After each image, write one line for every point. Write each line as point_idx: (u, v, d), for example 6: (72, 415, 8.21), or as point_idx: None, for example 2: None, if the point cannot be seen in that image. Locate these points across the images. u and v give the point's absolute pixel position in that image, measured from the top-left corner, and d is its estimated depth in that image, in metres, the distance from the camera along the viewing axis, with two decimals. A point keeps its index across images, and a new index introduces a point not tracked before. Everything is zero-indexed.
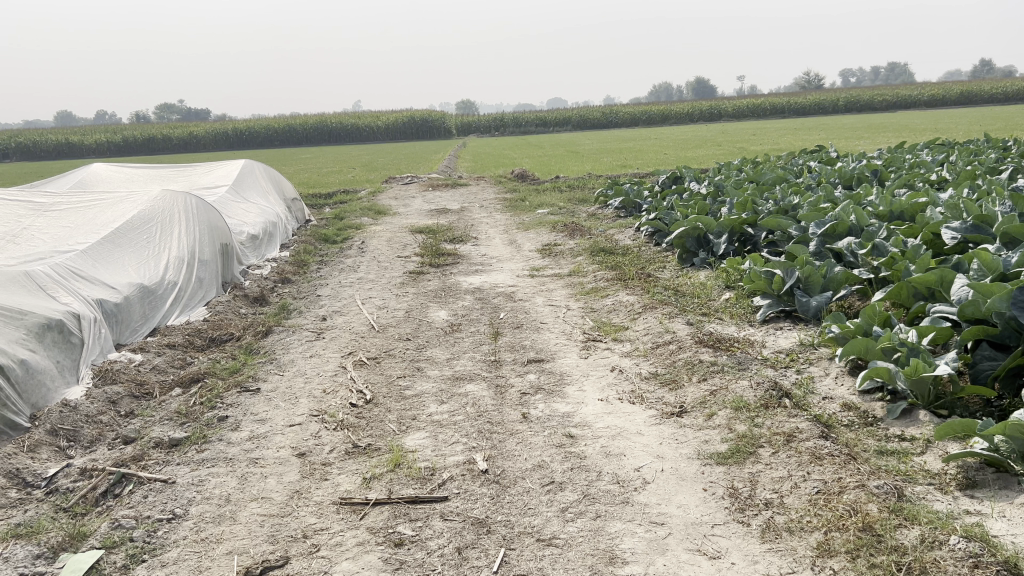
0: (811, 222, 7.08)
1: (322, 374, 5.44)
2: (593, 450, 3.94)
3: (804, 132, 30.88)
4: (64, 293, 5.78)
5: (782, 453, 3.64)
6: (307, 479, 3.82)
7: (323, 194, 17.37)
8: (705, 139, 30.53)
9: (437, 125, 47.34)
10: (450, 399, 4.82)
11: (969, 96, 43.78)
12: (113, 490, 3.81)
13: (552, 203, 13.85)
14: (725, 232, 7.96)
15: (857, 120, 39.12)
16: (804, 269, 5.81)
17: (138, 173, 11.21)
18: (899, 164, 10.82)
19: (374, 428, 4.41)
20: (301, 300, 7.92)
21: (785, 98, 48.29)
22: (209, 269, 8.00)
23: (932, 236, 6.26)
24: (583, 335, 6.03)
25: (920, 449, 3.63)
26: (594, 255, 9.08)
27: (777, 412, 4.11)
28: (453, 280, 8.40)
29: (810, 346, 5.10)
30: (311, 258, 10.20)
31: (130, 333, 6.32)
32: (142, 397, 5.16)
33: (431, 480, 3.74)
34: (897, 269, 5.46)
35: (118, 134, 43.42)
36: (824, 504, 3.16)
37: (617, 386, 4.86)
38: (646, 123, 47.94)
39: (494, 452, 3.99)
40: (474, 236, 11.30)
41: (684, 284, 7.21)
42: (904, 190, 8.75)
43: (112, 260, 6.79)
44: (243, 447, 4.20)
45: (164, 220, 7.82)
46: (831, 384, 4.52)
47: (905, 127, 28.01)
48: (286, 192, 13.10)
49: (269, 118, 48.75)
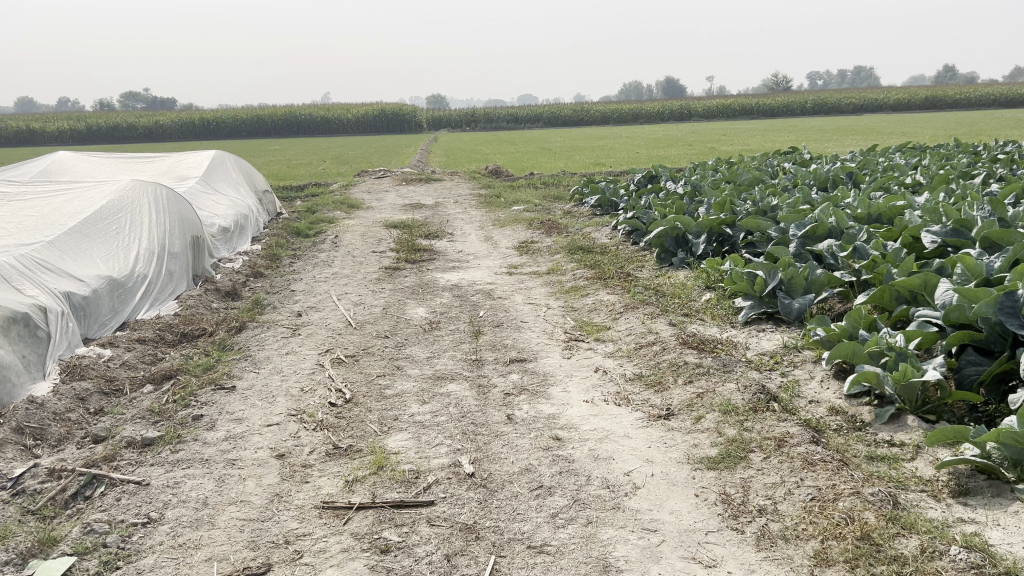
0: (791, 224, 7.06)
1: (299, 372, 5.31)
2: (581, 453, 3.86)
3: (774, 133, 31.16)
4: (29, 285, 5.59)
5: (774, 458, 3.60)
6: (288, 481, 3.70)
7: (293, 187, 17.11)
8: (674, 138, 30.66)
9: (408, 119, 46.98)
10: (431, 399, 4.72)
11: (934, 100, 44.49)
12: (84, 492, 3.66)
13: (528, 199, 13.78)
14: (703, 232, 7.93)
15: (826, 122, 39.52)
16: (787, 271, 5.78)
17: (105, 162, 10.94)
18: (873, 167, 10.88)
19: (354, 429, 4.30)
20: (275, 295, 7.76)
21: (755, 99, 48.66)
22: (179, 262, 7.80)
23: (912, 239, 6.27)
24: (565, 335, 5.96)
25: (910, 455, 3.60)
26: (572, 253, 9.02)
27: (766, 416, 4.07)
28: (430, 276, 8.29)
29: (794, 349, 5.07)
30: (284, 252, 10.03)
31: (98, 327, 6.14)
32: (111, 394, 4.99)
33: (415, 483, 3.64)
34: (879, 273, 5.46)
35: (81, 121, 42.47)
36: (819, 512, 3.13)
37: (602, 387, 4.80)
38: (617, 121, 48.07)
39: (480, 455, 3.90)
40: (449, 232, 11.19)
41: (664, 284, 7.17)
42: (881, 192, 8.80)
43: (79, 251, 6.58)
44: (220, 448, 4.07)
45: (133, 211, 7.60)
46: (817, 387, 4.49)
47: (874, 131, 28.33)
48: (257, 184, 12.87)
49: (237, 109, 48.05)
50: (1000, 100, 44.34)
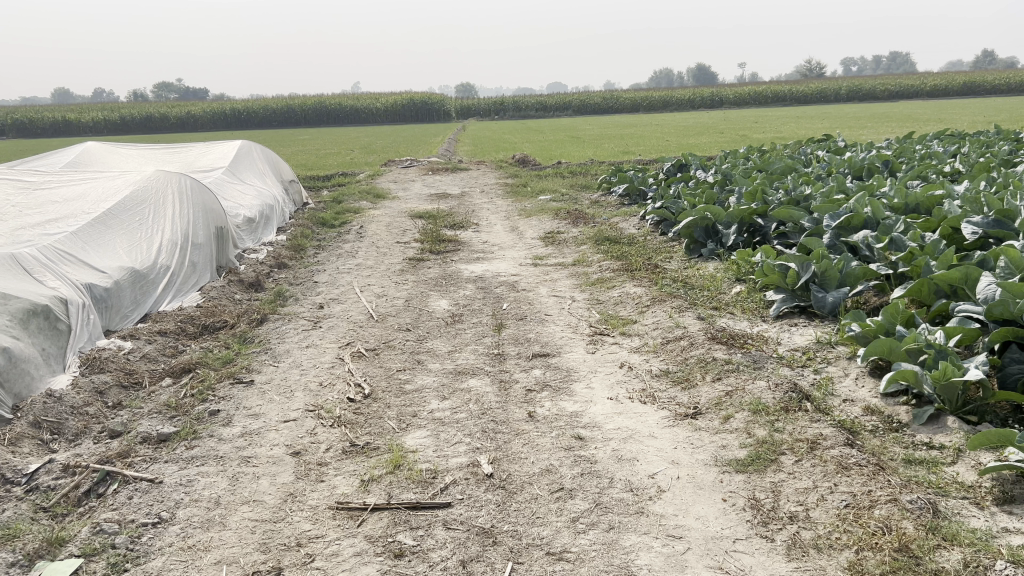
0: (825, 214, 6.85)
1: (319, 366, 5.22)
2: (604, 454, 3.73)
3: (806, 120, 30.69)
4: (51, 277, 5.56)
5: (806, 462, 3.44)
6: (302, 480, 3.62)
7: (320, 176, 17.08)
8: (705, 126, 30.25)
9: (436, 108, 46.92)
10: (451, 396, 4.61)
11: (971, 86, 43.51)
12: (97, 490, 3.60)
13: (555, 189, 13.62)
14: (734, 222, 7.74)
15: (860, 109, 38.75)
16: (821, 263, 5.59)
17: (132, 152, 10.95)
18: (910, 154, 10.58)
19: (372, 426, 4.20)
20: (298, 286, 7.70)
21: (787, 86, 47.86)
22: (203, 253, 7.76)
23: (951, 230, 6.04)
24: (590, 328, 5.81)
25: (950, 458, 3.43)
26: (598, 244, 8.86)
27: (798, 416, 3.91)
28: (454, 268, 8.18)
29: (828, 345, 4.89)
30: (308, 243, 9.98)
31: (119, 320, 6.11)
32: (130, 388, 4.95)
33: (432, 484, 3.53)
34: (918, 266, 5.24)
35: (115, 112, 42.89)
36: (853, 520, 2.97)
37: (626, 384, 4.66)
38: (646, 108, 47.56)
39: (500, 454, 3.78)
40: (475, 222, 11.07)
41: (692, 276, 6.99)
42: (918, 181, 8.53)
43: (102, 242, 6.55)
44: (235, 445, 3.99)
45: (157, 202, 7.57)
46: (851, 385, 4.31)
47: (910, 117, 27.68)
48: (283, 174, 12.83)
49: (267, 99, 48.26)
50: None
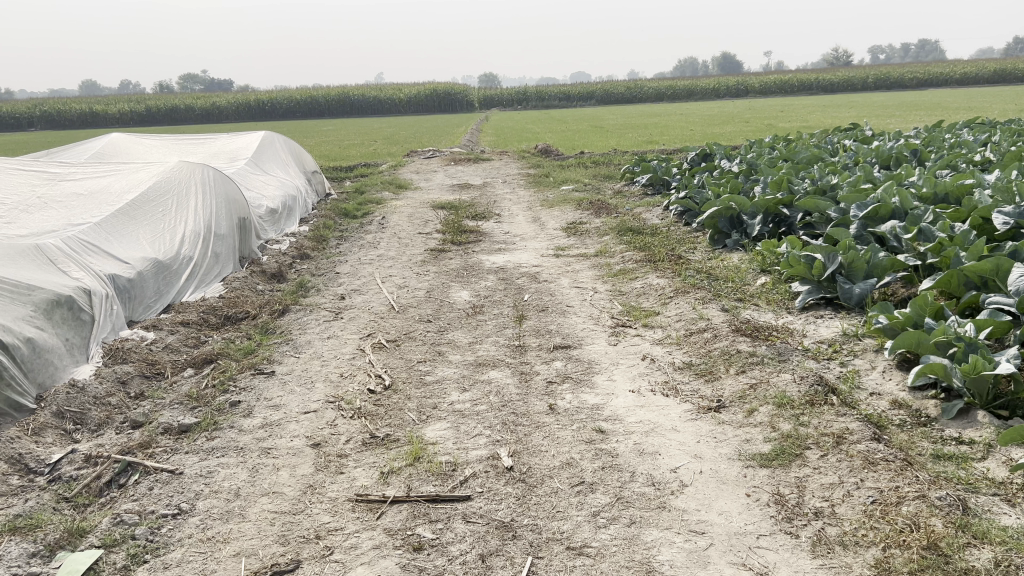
0: (852, 204, 6.74)
1: (340, 357, 5.22)
2: (625, 447, 3.69)
3: (832, 109, 30.28)
4: (75, 268, 5.59)
5: (832, 457, 3.38)
6: (322, 472, 3.61)
7: (342, 167, 17.10)
8: (729, 115, 29.97)
9: (458, 98, 46.85)
10: (472, 387, 4.58)
11: (1001, 74, 42.74)
12: (118, 480, 3.62)
13: (577, 179, 13.55)
14: (759, 213, 7.65)
15: (887, 97, 38.14)
16: (847, 254, 5.49)
17: (157, 144, 11.02)
18: (939, 143, 10.38)
19: (392, 417, 4.19)
20: (320, 277, 7.70)
21: (813, 74, 47.27)
22: (226, 244, 7.79)
23: (981, 220, 5.91)
24: (612, 320, 5.76)
25: (980, 454, 3.34)
26: (621, 235, 8.79)
27: (824, 410, 3.84)
28: (476, 259, 8.14)
29: (854, 337, 4.81)
30: (330, 233, 9.99)
31: (143, 310, 6.14)
32: (153, 378, 4.97)
33: (452, 477, 3.50)
34: (947, 256, 5.14)
35: (141, 104, 43.23)
36: (880, 516, 2.91)
37: (648, 376, 4.61)
38: (669, 98, 47.18)
39: (520, 447, 3.75)
40: (497, 213, 11.03)
41: (716, 267, 6.90)
42: (948, 170, 8.37)
43: (126, 233, 6.59)
44: (255, 436, 3.99)
45: (180, 193, 7.61)
46: (878, 379, 4.23)
47: (939, 105, 27.21)
48: (306, 164, 12.86)
49: (291, 90, 48.43)
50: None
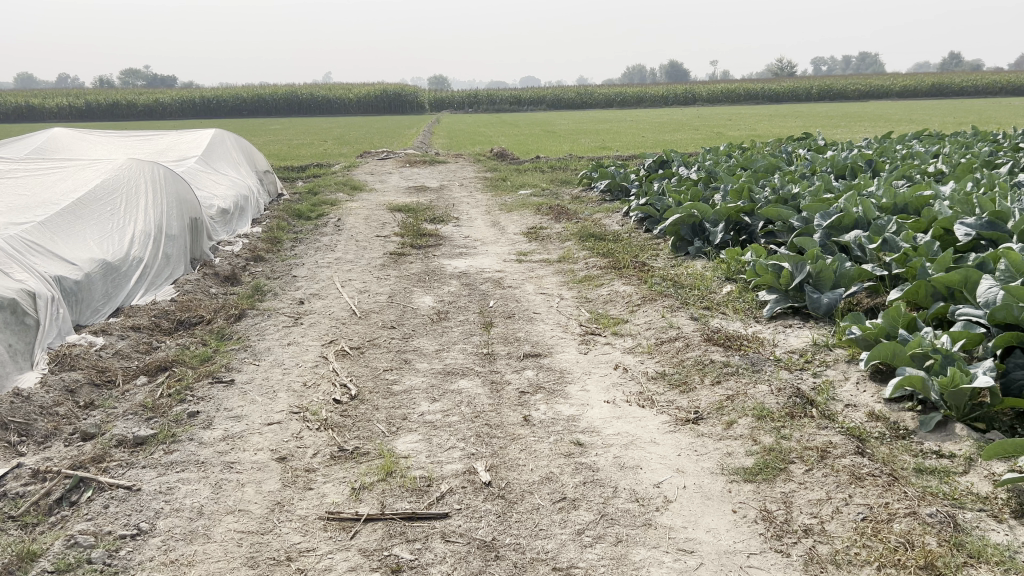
0: (814, 213, 6.76)
1: (302, 365, 5.03)
2: (605, 461, 3.59)
3: (780, 118, 30.81)
4: (18, 269, 5.30)
5: (817, 471, 3.33)
6: (290, 488, 3.43)
7: (294, 167, 16.76)
8: (680, 123, 30.27)
9: (409, 99, 46.51)
10: (442, 397, 4.44)
11: (939, 88, 44.00)
12: (69, 497, 3.39)
13: (535, 183, 13.47)
14: (721, 220, 7.65)
15: (831, 108, 38.93)
16: (815, 264, 5.48)
17: (101, 140, 10.63)
18: (892, 154, 10.55)
19: (360, 429, 4.02)
20: (276, 280, 7.47)
21: (761, 84, 48.08)
22: (177, 245, 7.50)
23: (943, 231, 5.95)
24: (580, 328, 5.68)
25: (962, 467, 3.32)
26: (583, 240, 8.73)
27: (804, 423, 3.79)
28: (437, 263, 8.00)
29: (825, 347, 4.79)
30: (285, 235, 9.73)
31: (90, 314, 5.86)
32: (103, 386, 4.72)
33: (428, 493, 3.36)
34: (913, 267, 5.15)
35: (80, 99, 41.91)
36: (872, 534, 2.86)
37: (623, 387, 4.52)
38: (620, 104, 47.60)
39: (497, 461, 3.62)
40: (456, 216, 10.88)
41: (681, 275, 6.87)
42: (903, 181, 8.48)
43: (71, 233, 6.29)
44: (217, 449, 3.79)
45: (129, 191, 7.31)
46: (853, 390, 4.20)
47: (882, 117, 27.87)
48: (258, 163, 12.55)
49: (238, 88, 47.54)
50: (1007, 88, 43.77)
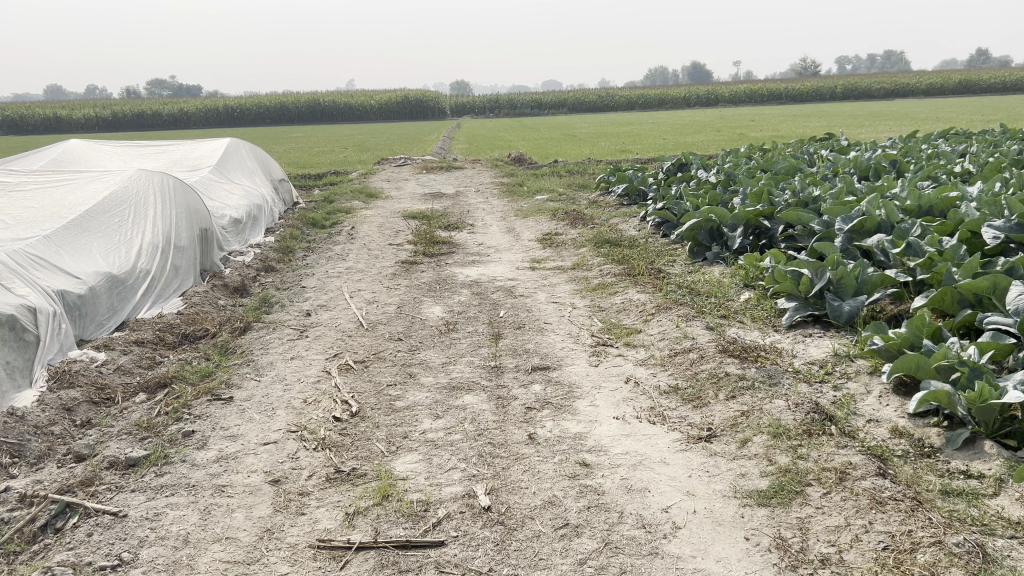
0: (836, 217, 6.53)
1: (304, 380, 4.89)
2: (612, 483, 3.41)
3: (803, 119, 30.35)
4: (20, 284, 5.22)
5: (836, 495, 3.13)
6: (281, 514, 3.29)
7: (311, 175, 16.73)
8: (702, 124, 30.00)
9: (430, 105, 46.60)
10: (445, 414, 4.29)
11: (967, 85, 43.28)
12: (54, 524, 3.28)
13: (552, 188, 13.31)
14: (740, 224, 7.44)
15: (855, 107, 38.45)
16: (836, 270, 5.27)
17: (117, 151, 10.62)
18: (917, 154, 10.25)
19: (359, 449, 3.88)
20: (285, 291, 7.36)
21: (784, 84, 47.61)
22: (186, 257, 7.42)
23: (970, 234, 5.71)
24: (592, 338, 5.50)
25: (992, 489, 3.10)
26: (598, 247, 8.56)
27: (823, 441, 3.59)
28: (449, 272, 7.86)
29: (846, 358, 4.58)
30: (297, 244, 9.65)
31: (94, 328, 5.78)
32: (101, 404, 4.61)
33: (424, 518, 3.21)
34: (938, 272, 4.94)
35: (106, 109, 42.37)
36: (894, 566, 2.66)
37: (633, 402, 4.33)
38: (641, 106, 47.28)
39: (498, 483, 3.46)
40: (470, 223, 10.74)
41: (698, 282, 6.67)
42: (928, 182, 8.21)
43: (77, 246, 6.21)
44: (209, 472, 3.66)
45: (138, 202, 7.23)
46: (875, 404, 3.99)
47: (908, 116, 27.43)
48: (273, 173, 12.50)
49: (260, 96, 47.86)
50: None
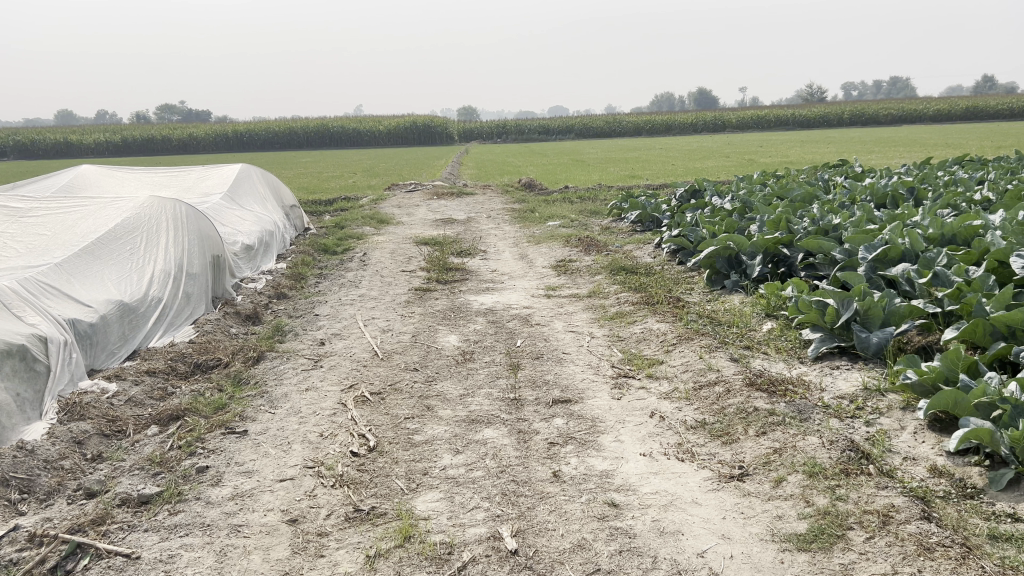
0: (858, 245, 6.40)
1: (319, 413, 4.77)
2: (643, 525, 3.28)
3: (812, 144, 30.20)
4: (31, 312, 5.14)
5: (879, 540, 3.00)
6: (299, 556, 3.17)
7: (322, 201, 16.71)
8: (710, 150, 29.94)
9: (438, 131, 46.77)
10: (466, 449, 4.17)
11: (975, 112, 43.15)
12: (65, 566, 3.18)
13: (564, 214, 13.23)
14: (758, 252, 7.32)
15: (862, 133, 38.35)
16: (863, 301, 5.13)
17: (128, 177, 10.58)
18: (935, 181, 10.13)
19: (378, 487, 3.75)
20: (298, 319, 7.27)
21: (792, 110, 47.60)
22: (198, 284, 7.33)
23: (998, 264, 5.57)
24: (613, 370, 5.38)
25: None
26: (614, 274, 8.45)
27: (861, 482, 3.45)
28: (463, 299, 7.75)
29: (878, 392, 4.43)
30: (309, 271, 9.57)
31: (105, 357, 5.68)
32: (113, 436, 4.50)
33: (448, 562, 3.08)
34: (969, 303, 4.80)
35: (116, 134, 42.66)
36: None
37: (660, 438, 4.20)
38: (648, 131, 47.35)
39: (524, 525, 3.33)
40: (483, 249, 10.66)
41: (718, 311, 6.53)
42: (948, 210, 8.09)
43: (89, 273, 6.13)
44: (224, 511, 3.54)
45: (150, 229, 7.16)
46: (911, 441, 3.84)
47: (917, 142, 27.32)
48: (285, 199, 12.47)
49: (270, 121, 48.16)
50: None
